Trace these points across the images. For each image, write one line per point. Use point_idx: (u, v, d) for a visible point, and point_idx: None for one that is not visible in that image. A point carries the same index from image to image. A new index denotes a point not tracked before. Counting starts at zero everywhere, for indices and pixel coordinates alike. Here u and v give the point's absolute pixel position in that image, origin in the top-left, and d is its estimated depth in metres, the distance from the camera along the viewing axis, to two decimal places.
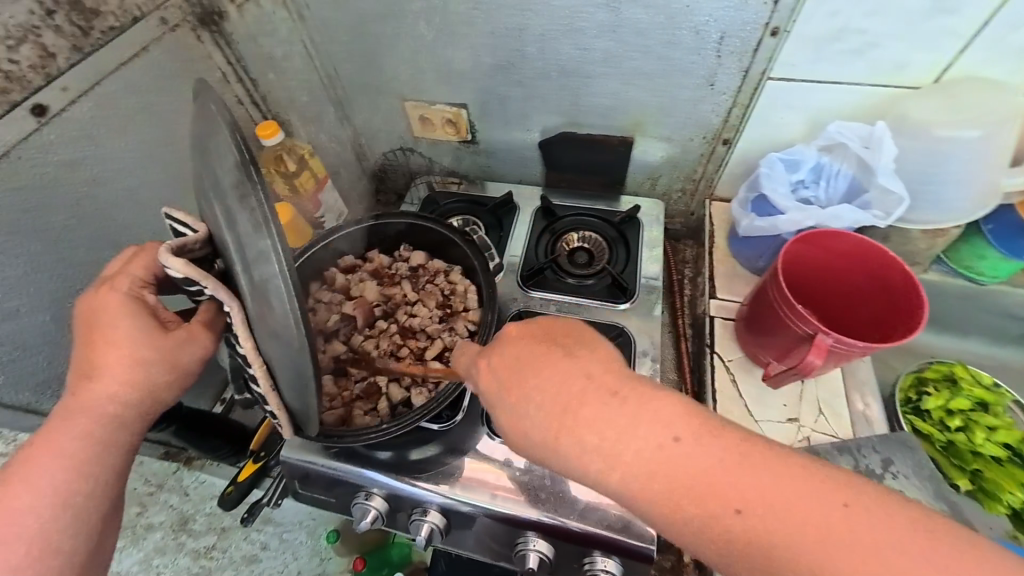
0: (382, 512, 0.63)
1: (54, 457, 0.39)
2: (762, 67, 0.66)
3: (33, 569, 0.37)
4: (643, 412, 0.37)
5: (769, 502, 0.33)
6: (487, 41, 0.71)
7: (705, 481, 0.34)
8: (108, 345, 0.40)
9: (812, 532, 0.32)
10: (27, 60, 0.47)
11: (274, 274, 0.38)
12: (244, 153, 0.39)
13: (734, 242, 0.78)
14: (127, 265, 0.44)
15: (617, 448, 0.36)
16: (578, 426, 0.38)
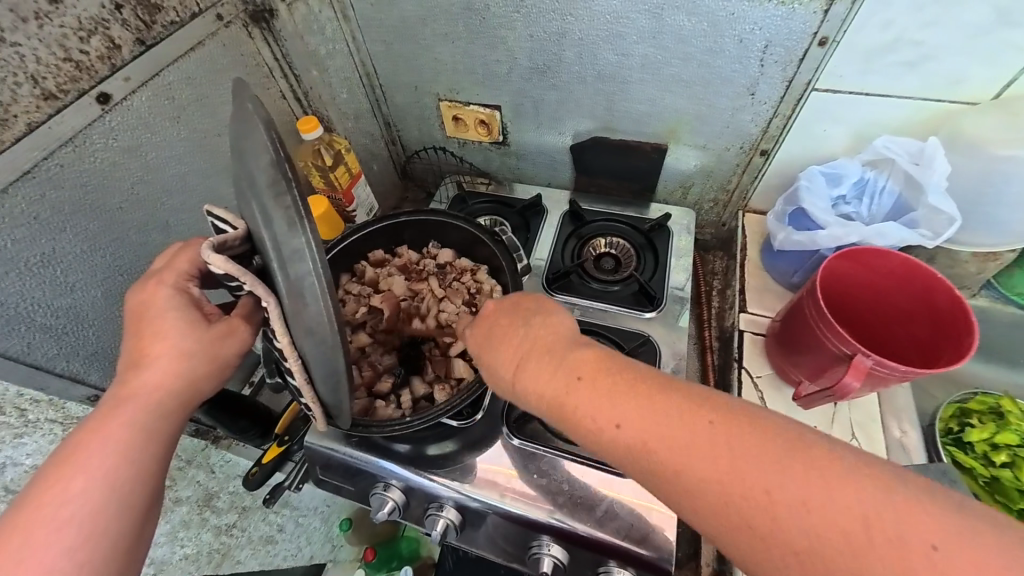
0: (399, 504, 0.64)
1: (103, 443, 0.39)
2: (807, 77, 0.64)
3: (84, 551, 0.36)
4: (572, 362, 0.40)
5: (728, 452, 0.32)
6: (525, 44, 0.72)
7: (658, 428, 0.34)
8: (157, 333, 0.41)
9: (750, 490, 0.30)
10: (96, 51, 0.50)
11: (308, 272, 0.38)
12: (277, 151, 0.39)
13: (768, 256, 0.76)
14: (172, 260, 0.44)
15: (569, 393, 0.38)
16: (521, 376, 0.42)
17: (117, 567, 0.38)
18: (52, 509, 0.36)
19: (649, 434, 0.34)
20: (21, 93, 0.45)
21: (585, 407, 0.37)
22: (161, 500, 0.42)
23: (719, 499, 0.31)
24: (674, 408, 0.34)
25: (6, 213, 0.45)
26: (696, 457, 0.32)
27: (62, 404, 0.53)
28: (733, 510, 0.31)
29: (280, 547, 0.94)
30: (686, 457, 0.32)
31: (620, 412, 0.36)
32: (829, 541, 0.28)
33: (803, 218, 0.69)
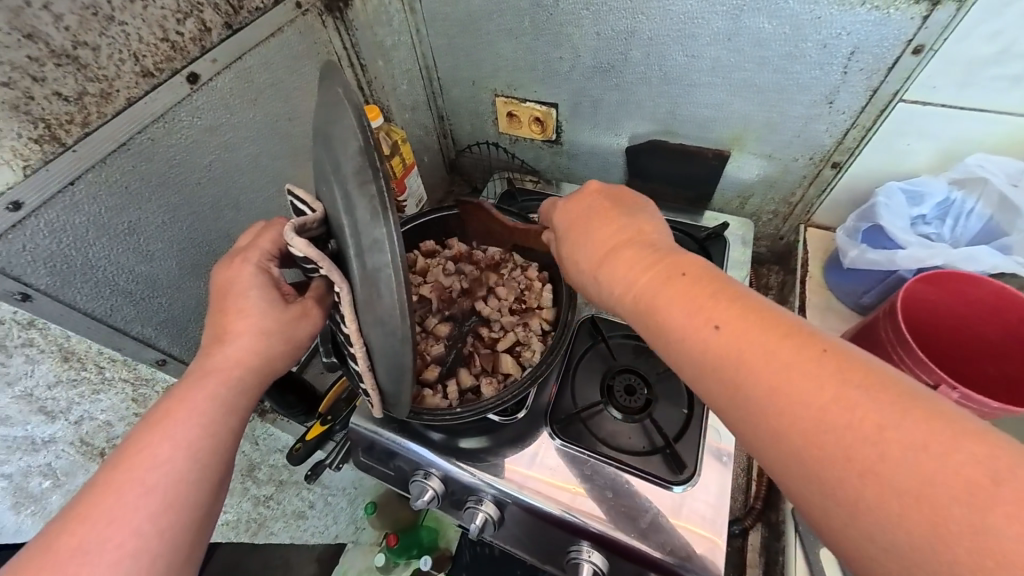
0: (439, 493, 0.64)
1: (188, 412, 0.41)
2: (894, 87, 0.61)
3: (166, 517, 0.38)
4: (674, 258, 0.41)
5: (790, 344, 0.33)
6: (591, 42, 0.71)
7: (727, 308, 0.36)
8: (240, 312, 0.44)
9: (819, 393, 0.31)
10: (190, 33, 0.53)
11: (386, 263, 0.39)
12: (367, 140, 0.39)
13: (834, 274, 0.74)
14: (256, 239, 0.48)
15: (647, 272, 0.42)
16: (612, 265, 0.44)
17: (193, 530, 0.40)
18: (141, 471, 0.39)
19: (734, 323, 0.35)
20: (124, 69, 0.48)
21: (673, 293, 0.39)
22: (232, 470, 0.44)
23: (779, 394, 0.32)
24: (768, 310, 0.35)
25: (103, 182, 0.48)
26: (770, 355, 0.33)
27: (133, 364, 0.56)
28: (792, 406, 0.31)
29: (310, 520, 1.01)
30: (759, 349, 0.33)
31: (710, 300, 0.37)
32: (886, 456, 0.28)
33: (880, 236, 0.67)
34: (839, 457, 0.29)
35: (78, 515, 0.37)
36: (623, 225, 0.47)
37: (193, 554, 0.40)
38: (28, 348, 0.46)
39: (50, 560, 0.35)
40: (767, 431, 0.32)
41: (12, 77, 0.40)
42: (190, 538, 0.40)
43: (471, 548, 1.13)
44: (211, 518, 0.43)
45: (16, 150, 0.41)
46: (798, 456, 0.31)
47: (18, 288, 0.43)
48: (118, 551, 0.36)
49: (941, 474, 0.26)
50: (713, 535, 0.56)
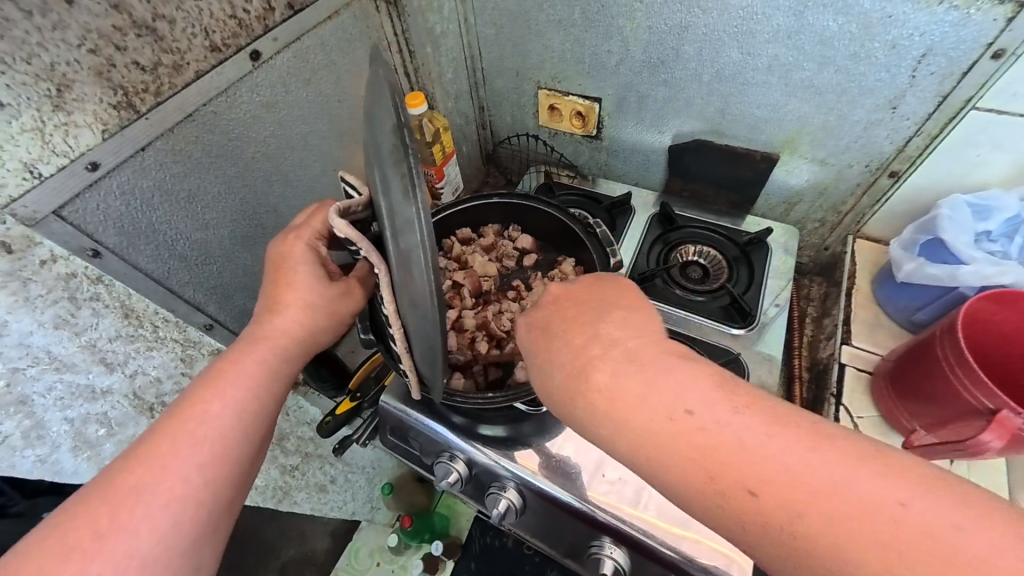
0: (463, 477, 0.65)
1: (238, 375, 0.44)
2: (968, 93, 0.57)
3: (213, 469, 0.41)
4: (666, 383, 0.33)
5: (807, 487, 0.27)
6: (643, 35, 0.69)
7: (732, 463, 0.29)
8: (291, 285, 0.47)
9: (904, 568, 0.25)
10: (256, 11, 0.54)
11: (416, 245, 0.39)
12: (399, 118, 0.39)
13: (884, 289, 0.71)
14: (309, 218, 0.50)
15: (635, 413, 0.32)
16: (598, 395, 0.34)
17: (234, 486, 0.42)
18: (192, 424, 0.41)
19: (778, 482, 0.28)
20: (195, 42, 0.49)
21: (695, 447, 0.30)
22: (271, 434, 0.47)
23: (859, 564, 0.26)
24: (794, 455, 0.28)
25: (169, 150, 0.50)
26: (836, 520, 0.26)
27: (184, 326, 0.59)
28: (843, 563, 0.26)
29: (331, 494, 1.04)
30: (816, 515, 0.27)
31: (735, 459, 0.29)
32: None
33: (941, 249, 0.63)
34: None
35: (135, 458, 0.39)
36: (598, 333, 0.37)
37: (230, 508, 0.43)
38: (95, 302, 0.49)
39: (107, 497, 0.37)
40: None
41: (98, 45, 0.42)
42: (230, 493, 0.42)
43: (481, 539, 1.16)
44: (248, 477, 0.45)
45: (97, 114, 0.44)
46: None
47: (90, 244, 0.46)
48: (168, 495, 0.39)
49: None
50: (738, 556, 0.55)
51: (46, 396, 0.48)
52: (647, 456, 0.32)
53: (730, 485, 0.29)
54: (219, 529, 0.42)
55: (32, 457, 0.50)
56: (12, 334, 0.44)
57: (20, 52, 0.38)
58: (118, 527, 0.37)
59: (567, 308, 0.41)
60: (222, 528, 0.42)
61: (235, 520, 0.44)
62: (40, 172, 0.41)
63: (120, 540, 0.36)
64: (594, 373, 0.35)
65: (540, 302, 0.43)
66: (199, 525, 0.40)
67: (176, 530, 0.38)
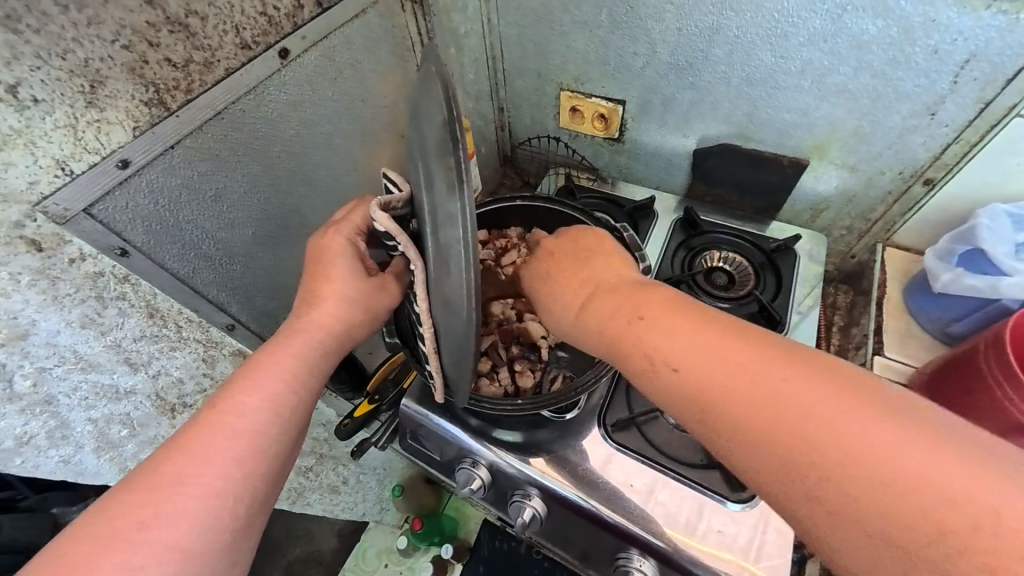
0: (485, 483, 0.64)
1: (276, 368, 0.44)
2: (1011, 100, 0.56)
3: (249, 463, 0.41)
4: (642, 303, 0.40)
5: (741, 387, 0.32)
6: (672, 37, 0.68)
7: (682, 361, 0.35)
8: (330, 278, 0.47)
9: (807, 431, 0.30)
10: (285, 8, 0.54)
11: (457, 239, 0.38)
12: (450, 111, 0.38)
13: (916, 299, 0.70)
14: (349, 213, 0.50)
15: (613, 328, 0.40)
16: (593, 316, 0.42)
17: (269, 478, 0.42)
18: (229, 416, 0.41)
19: (700, 359, 0.34)
20: (225, 40, 0.49)
21: (649, 350, 0.37)
22: (306, 427, 0.46)
23: (755, 431, 0.31)
24: (723, 346, 0.34)
25: (198, 148, 0.50)
26: (735, 389, 0.33)
27: (207, 326, 0.58)
28: (795, 453, 0.30)
29: (342, 496, 1.03)
30: (742, 394, 0.32)
31: (688, 342, 0.35)
32: (895, 477, 0.27)
33: (980, 260, 0.63)
34: (855, 512, 0.28)
35: (178, 448, 0.39)
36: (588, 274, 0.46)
37: (265, 503, 0.42)
38: (121, 301, 0.48)
39: (151, 487, 0.37)
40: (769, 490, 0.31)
41: (131, 41, 0.41)
42: (265, 487, 0.42)
43: (490, 543, 1.13)
44: (283, 472, 0.45)
45: (128, 111, 0.43)
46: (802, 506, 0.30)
47: (118, 243, 0.45)
48: (207, 487, 0.38)
49: (911, 495, 0.27)
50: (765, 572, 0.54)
51: (71, 397, 0.48)
52: (617, 357, 0.40)
53: (661, 370, 0.36)
54: (253, 524, 0.41)
55: (56, 457, 0.50)
56: (40, 333, 0.43)
57: (55, 47, 0.37)
58: (159, 518, 0.36)
59: (558, 255, 0.49)
60: (257, 523, 0.42)
61: (269, 518, 0.43)
62: (71, 169, 0.40)
63: (162, 531, 0.36)
64: (584, 304, 0.44)
65: (535, 249, 0.53)
66: (235, 519, 0.40)
67: (214, 523, 0.38)
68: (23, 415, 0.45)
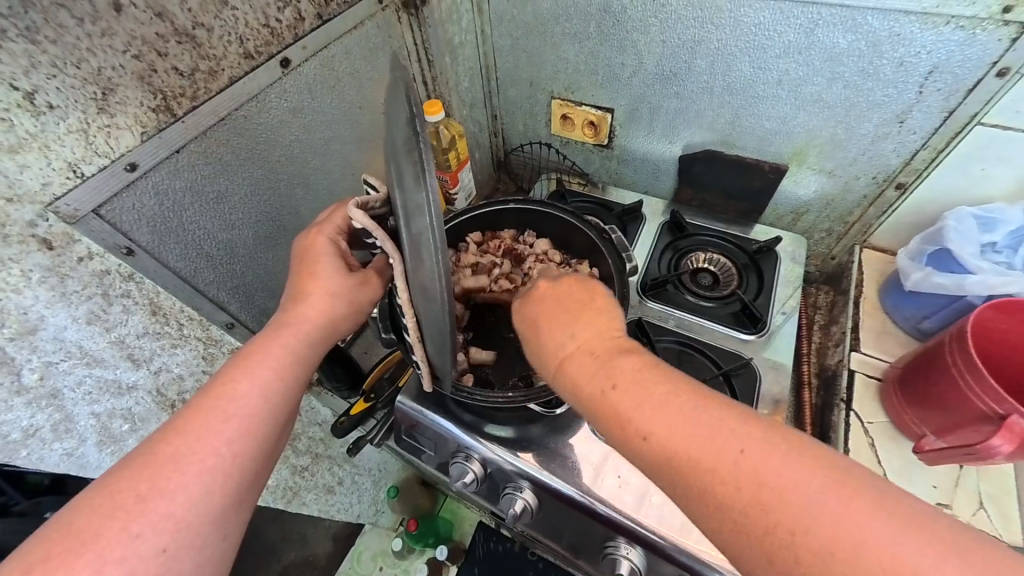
0: (478, 477, 0.66)
1: (266, 357, 0.46)
2: (972, 110, 0.59)
3: (241, 444, 0.42)
4: (641, 413, 0.34)
5: (733, 464, 0.31)
6: (657, 48, 0.71)
7: (670, 459, 0.33)
8: (314, 274, 0.49)
9: (785, 509, 0.29)
10: (287, 21, 0.56)
11: (426, 228, 0.40)
12: (412, 111, 0.41)
13: (891, 297, 0.74)
14: (330, 215, 0.53)
15: (602, 407, 0.36)
16: (578, 385, 0.38)
17: (260, 459, 0.44)
18: (223, 401, 0.43)
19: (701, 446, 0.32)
20: (230, 50, 0.51)
21: (614, 410, 0.36)
22: (296, 413, 0.48)
23: (728, 501, 0.31)
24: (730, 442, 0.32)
25: (202, 152, 0.52)
26: (708, 446, 0.32)
27: (207, 324, 0.60)
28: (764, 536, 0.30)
29: (338, 496, 1.04)
30: (723, 467, 0.31)
31: (688, 429, 0.33)
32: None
33: (948, 259, 0.65)
34: None
35: (173, 429, 0.41)
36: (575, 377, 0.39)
37: (254, 483, 0.44)
38: (125, 298, 0.50)
39: (146, 464, 0.39)
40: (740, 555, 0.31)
41: (141, 51, 0.44)
42: (255, 467, 0.44)
43: (484, 544, 1.13)
44: (272, 455, 0.46)
45: (137, 117, 0.45)
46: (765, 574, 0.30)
47: (125, 242, 0.47)
48: (201, 465, 0.40)
49: None
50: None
51: (76, 391, 0.49)
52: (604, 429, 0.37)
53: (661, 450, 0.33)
54: (243, 502, 0.43)
55: (59, 450, 0.50)
56: (48, 328, 0.45)
57: (70, 56, 0.39)
58: (156, 491, 0.38)
59: (546, 312, 0.43)
60: (247, 502, 0.43)
61: (259, 498, 0.45)
62: (82, 172, 0.43)
63: (159, 503, 0.38)
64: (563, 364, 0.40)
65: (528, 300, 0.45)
66: (226, 496, 0.41)
67: (208, 498, 0.40)
68: (30, 408, 0.46)
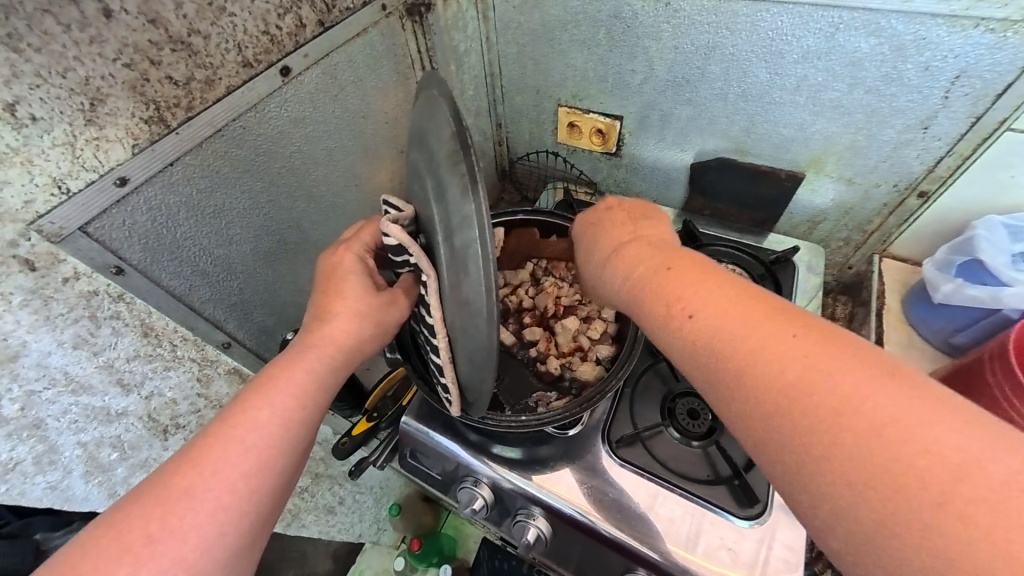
0: (488, 502, 0.63)
1: (287, 382, 0.43)
2: (1002, 115, 0.57)
3: (258, 478, 0.39)
4: (687, 284, 0.37)
5: (763, 331, 0.31)
6: (669, 55, 0.69)
7: (693, 295, 0.36)
8: (340, 294, 0.46)
9: (821, 370, 0.29)
10: (288, 28, 0.54)
11: (474, 240, 0.37)
12: (458, 123, 0.39)
13: (916, 310, 0.71)
14: (357, 233, 0.51)
15: (645, 266, 0.41)
16: (630, 252, 0.44)
17: (277, 495, 0.41)
18: (241, 430, 0.40)
19: (795, 352, 0.30)
20: (228, 58, 0.49)
21: (649, 267, 0.41)
22: (315, 442, 0.45)
23: (752, 350, 0.31)
24: (773, 301, 0.34)
25: (198, 164, 0.49)
26: (741, 308, 0.33)
27: (202, 345, 0.57)
28: (795, 387, 0.29)
29: (338, 516, 1.01)
30: (744, 386, 0.31)
31: (705, 337, 0.33)
32: (899, 454, 0.25)
33: (978, 270, 0.63)
34: (842, 458, 0.26)
35: (187, 461, 0.38)
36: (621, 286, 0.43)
37: (270, 520, 0.41)
38: (115, 320, 0.47)
39: (159, 499, 0.36)
40: (769, 425, 0.29)
41: (133, 59, 0.41)
42: (272, 502, 0.40)
43: (488, 562, 1.09)
44: (289, 489, 0.43)
45: (128, 129, 0.43)
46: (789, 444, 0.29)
47: (114, 261, 0.44)
48: (216, 501, 0.37)
49: (907, 469, 0.25)
50: None
51: (61, 420, 0.46)
52: (637, 286, 0.41)
53: (703, 345, 0.33)
54: (257, 541, 0.40)
55: (43, 483, 0.47)
56: (30, 354, 0.42)
57: (56, 65, 0.37)
58: (168, 531, 0.35)
59: (618, 219, 0.50)
60: (261, 540, 0.40)
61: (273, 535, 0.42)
62: (68, 187, 0.40)
63: (170, 544, 0.35)
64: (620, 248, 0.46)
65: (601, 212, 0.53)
66: (240, 535, 0.38)
67: (222, 538, 0.37)
68: (10, 440, 0.43)
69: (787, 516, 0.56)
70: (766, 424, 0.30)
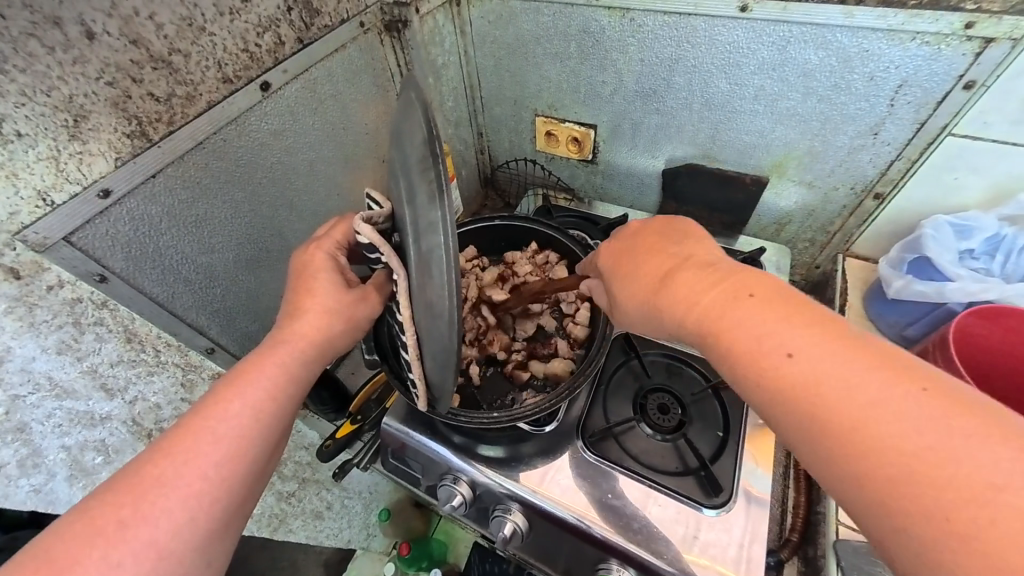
0: (467, 500, 0.64)
1: (261, 376, 0.45)
2: (943, 120, 0.61)
3: (230, 468, 0.41)
4: (752, 319, 0.37)
5: (821, 363, 0.33)
6: (636, 67, 0.72)
7: (748, 335, 0.37)
8: (311, 291, 0.48)
9: (872, 402, 0.31)
10: (267, 46, 0.56)
11: (439, 245, 0.40)
12: (429, 130, 0.41)
13: (876, 306, 0.75)
14: (330, 230, 0.53)
15: (694, 295, 0.42)
16: (679, 285, 0.44)
17: (249, 484, 0.43)
18: (214, 421, 0.42)
19: (857, 386, 0.31)
20: (208, 75, 0.51)
21: (703, 301, 0.41)
22: (288, 434, 0.47)
23: (815, 383, 0.33)
24: (824, 331, 0.35)
25: (179, 176, 0.51)
26: (809, 341, 0.34)
27: (186, 350, 0.59)
28: (852, 420, 0.31)
29: (327, 521, 1.01)
30: (805, 420, 0.33)
31: (780, 377, 0.35)
32: (940, 473, 0.28)
33: (928, 268, 0.67)
34: (892, 485, 0.29)
35: (160, 451, 0.40)
36: (671, 317, 0.44)
37: (241, 510, 0.42)
38: (99, 326, 0.49)
39: (131, 487, 0.38)
40: (823, 455, 0.32)
41: (115, 77, 0.43)
42: (244, 491, 0.42)
43: (480, 566, 1.09)
44: (260, 479, 0.45)
45: (111, 143, 0.45)
46: (851, 475, 0.31)
47: (97, 269, 0.46)
48: (187, 489, 0.39)
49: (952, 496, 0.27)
50: None
51: (45, 424, 0.47)
52: (694, 322, 0.41)
53: (775, 385, 0.35)
54: (230, 528, 0.42)
55: (27, 486, 0.49)
56: (15, 359, 0.43)
57: (41, 84, 0.39)
58: (139, 518, 0.37)
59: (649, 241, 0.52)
60: (233, 528, 0.42)
61: (246, 523, 0.44)
62: (52, 200, 0.42)
63: (140, 531, 0.36)
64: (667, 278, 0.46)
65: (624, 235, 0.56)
66: (213, 523, 0.40)
67: (192, 525, 0.38)
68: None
69: (752, 505, 0.59)
70: (822, 452, 0.32)
